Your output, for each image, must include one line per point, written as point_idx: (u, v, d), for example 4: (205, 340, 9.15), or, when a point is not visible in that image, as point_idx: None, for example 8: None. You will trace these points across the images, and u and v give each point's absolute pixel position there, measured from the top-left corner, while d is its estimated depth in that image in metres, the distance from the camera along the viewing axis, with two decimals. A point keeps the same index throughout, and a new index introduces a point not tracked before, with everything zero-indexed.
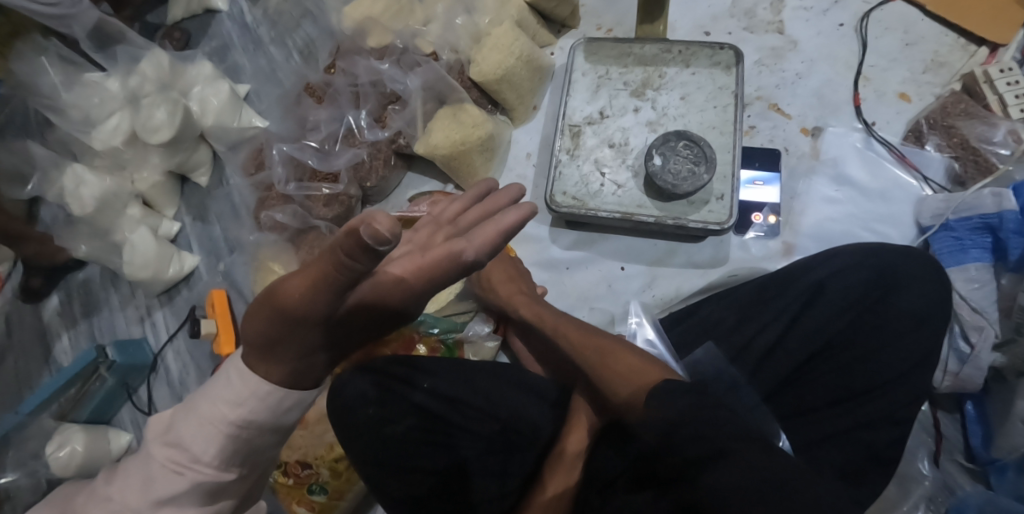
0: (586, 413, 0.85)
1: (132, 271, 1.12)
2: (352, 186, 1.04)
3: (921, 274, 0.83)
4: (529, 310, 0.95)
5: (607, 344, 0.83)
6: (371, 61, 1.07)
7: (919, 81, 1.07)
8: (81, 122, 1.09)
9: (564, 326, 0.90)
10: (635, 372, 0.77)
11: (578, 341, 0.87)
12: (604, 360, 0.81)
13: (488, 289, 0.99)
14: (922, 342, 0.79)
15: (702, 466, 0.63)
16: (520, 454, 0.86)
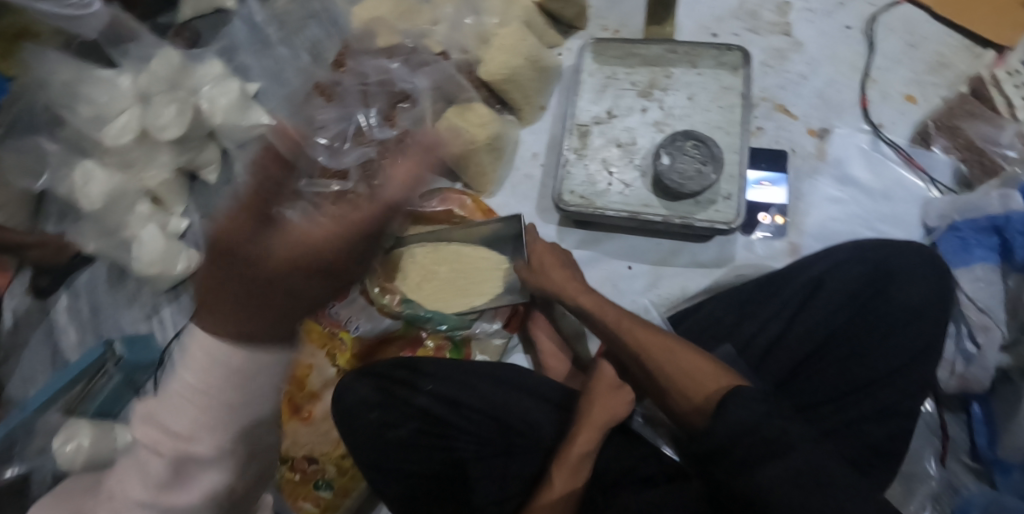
0: (598, 412, 0.81)
1: (140, 268, 1.12)
2: (360, 184, 1.03)
3: (916, 267, 0.81)
4: (585, 300, 0.87)
5: (662, 338, 0.78)
6: (379, 60, 1.06)
7: (923, 83, 1.08)
8: (92, 120, 1.08)
9: (619, 316, 0.84)
10: (698, 368, 0.73)
11: (637, 332, 0.80)
12: (667, 357, 0.76)
13: (536, 276, 0.92)
14: (923, 333, 0.77)
15: (752, 465, 0.62)
16: (521, 457, 0.86)
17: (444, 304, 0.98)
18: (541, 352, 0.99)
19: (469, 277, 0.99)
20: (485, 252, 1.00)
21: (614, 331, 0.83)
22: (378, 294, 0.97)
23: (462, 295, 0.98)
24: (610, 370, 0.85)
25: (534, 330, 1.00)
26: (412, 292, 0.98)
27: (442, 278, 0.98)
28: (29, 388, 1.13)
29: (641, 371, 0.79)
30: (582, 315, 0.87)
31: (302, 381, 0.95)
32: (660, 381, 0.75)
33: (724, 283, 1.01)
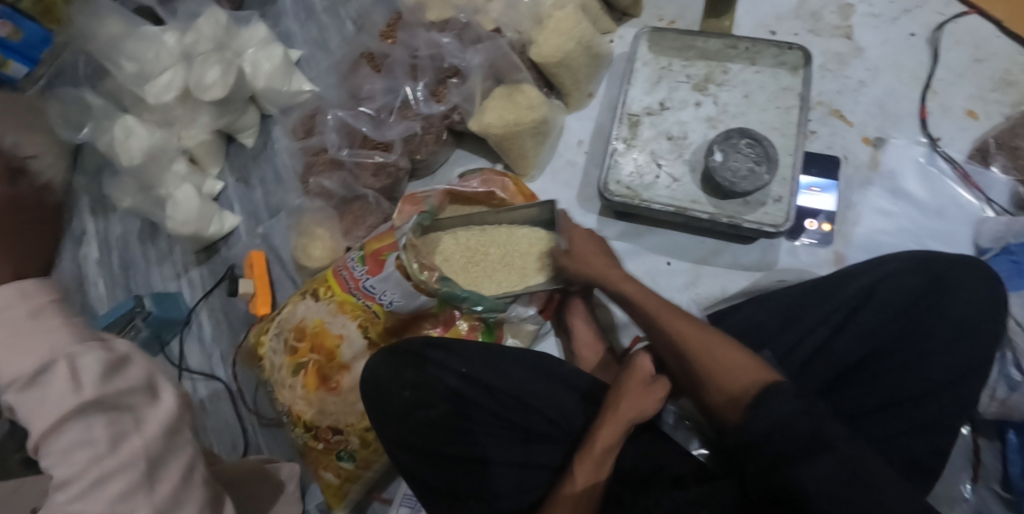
0: (627, 406, 0.78)
1: (174, 226, 1.12)
2: (402, 157, 1.04)
3: (973, 280, 0.78)
4: (630, 289, 0.86)
5: (705, 333, 0.76)
6: (432, 34, 1.05)
7: (987, 99, 1.04)
8: (136, 76, 1.08)
9: (662, 308, 0.82)
10: (739, 363, 0.71)
11: (679, 326, 0.79)
12: (706, 351, 0.74)
13: (578, 264, 0.90)
14: (973, 352, 0.74)
15: (794, 460, 0.61)
16: (542, 446, 0.84)
17: (494, 283, 0.96)
18: (576, 341, 1.00)
19: (512, 262, 0.97)
20: (530, 238, 0.98)
21: (654, 323, 0.82)
22: (415, 269, 0.88)
23: (518, 277, 0.97)
24: (645, 364, 0.81)
25: (571, 317, 1.00)
26: (452, 272, 0.96)
27: (485, 262, 0.97)
28: None
29: (678, 365, 0.78)
30: (624, 302, 0.87)
31: (332, 351, 0.93)
32: (698, 373, 0.74)
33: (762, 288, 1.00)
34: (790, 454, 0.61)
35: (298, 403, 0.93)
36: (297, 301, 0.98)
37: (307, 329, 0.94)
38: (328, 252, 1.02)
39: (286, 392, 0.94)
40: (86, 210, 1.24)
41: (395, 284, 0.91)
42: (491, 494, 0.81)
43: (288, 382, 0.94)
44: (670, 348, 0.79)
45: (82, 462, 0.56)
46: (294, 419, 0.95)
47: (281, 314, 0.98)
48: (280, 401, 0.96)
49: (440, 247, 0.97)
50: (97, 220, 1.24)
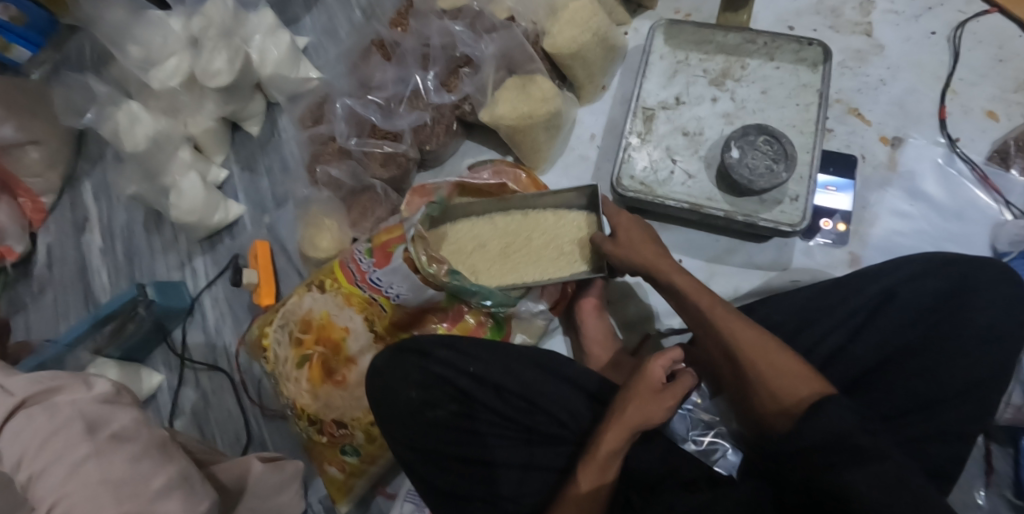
0: (631, 412, 0.74)
1: (178, 215, 1.10)
2: (412, 148, 1.03)
3: (997, 285, 0.77)
4: (680, 279, 0.80)
5: (757, 333, 0.72)
6: (444, 22, 1.02)
7: (1008, 100, 1.02)
8: (142, 61, 1.08)
9: (715, 304, 0.76)
10: (790, 370, 0.69)
11: (735, 327, 0.73)
12: (762, 353, 0.71)
13: (624, 250, 0.84)
14: (992, 357, 0.74)
15: (839, 467, 0.60)
16: (547, 447, 0.83)
17: (519, 271, 0.93)
18: (586, 336, 0.98)
19: (550, 250, 0.94)
20: (568, 225, 0.95)
21: (707, 320, 0.76)
22: (424, 262, 0.86)
23: (541, 265, 0.93)
24: (658, 371, 0.75)
25: (580, 313, 0.99)
26: (488, 260, 0.94)
27: (523, 250, 0.94)
28: (60, 323, 1.17)
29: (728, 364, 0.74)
30: (672, 293, 0.81)
31: (338, 344, 0.92)
32: (749, 376, 0.71)
33: (776, 288, 0.98)
34: (841, 466, 0.60)
35: (302, 397, 0.92)
36: (304, 292, 0.97)
37: (313, 322, 0.93)
38: (334, 243, 1.01)
39: (290, 385, 0.92)
40: (90, 197, 1.23)
41: (402, 277, 0.88)
42: (495, 495, 0.81)
43: (293, 375, 0.92)
44: (720, 348, 0.75)
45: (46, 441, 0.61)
46: (298, 412, 0.93)
47: (286, 306, 0.97)
48: (285, 394, 0.94)
49: (475, 235, 0.95)
50: (100, 208, 1.22)
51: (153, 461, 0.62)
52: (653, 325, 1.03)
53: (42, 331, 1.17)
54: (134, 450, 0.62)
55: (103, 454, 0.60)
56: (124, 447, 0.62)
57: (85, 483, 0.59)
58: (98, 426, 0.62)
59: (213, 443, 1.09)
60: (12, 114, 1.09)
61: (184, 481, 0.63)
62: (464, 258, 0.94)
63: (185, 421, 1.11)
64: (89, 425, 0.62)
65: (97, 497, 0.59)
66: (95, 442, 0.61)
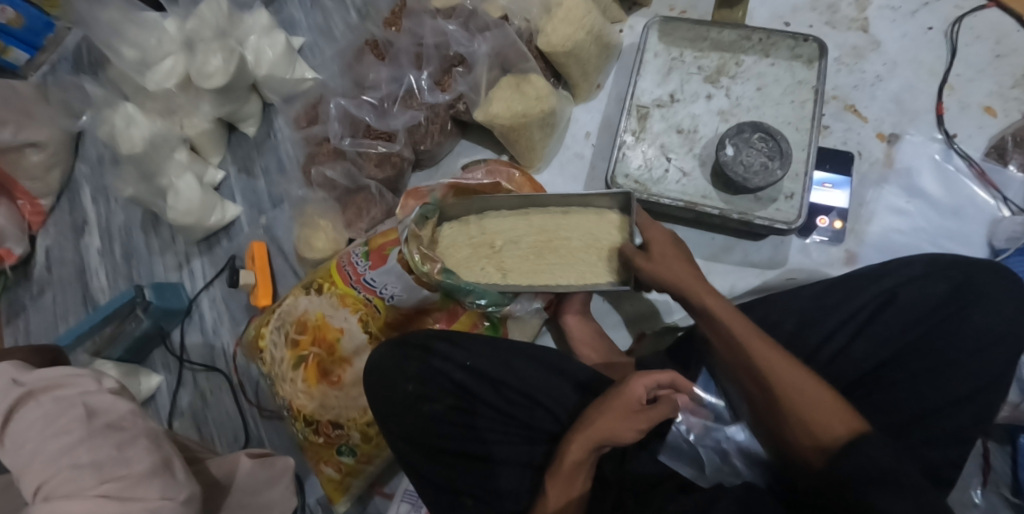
0: (598, 425, 0.71)
1: (175, 217, 1.11)
2: (406, 148, 1.02)
3: (997, 288, 0.77)
4: (715, 302, 0.74)
5: (797, 367, 0.68)
6: (437, 22, 1.02)
7: (1007, 96, 1.01)
8: (138, 63, 1.09)
9: (751, 333, 0.71)
10: (827, 403, 0.65)
11: (773, 360, 0.68)
12: (797, 389, 0.66)
13: (655, 268, 0.79)
14: (995, 361, 0.74)
15: (869, 495, 0.59)
16: (545, 445, 0.83)
17: (549, 273, 0.91)
18: (572, 338, 0.98)
19: (589, 252, 0.91)
20: (607, 227, 0.91)
21: (744, 349, 0.71)
22: (417, 261, 0.85)
23: (573, 268, 0.90)
24: (638, 390, 0.73)
25: (563, 313, 0.99)
26: (521, 259, 0.92)
27: (559, 250, 0.92)
28: (60, 325, 1.17)
29: (760, 393, 0.70)
30: (706, 318, 0.75)
31: (333, 344, 0.92)
32: (784, 411, 0.67)
33: (773, 285, 0.98)
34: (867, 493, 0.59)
35: (299, 397, 0.93)
36: (299, 294, 0.97)
37: (309, 322, 0.93)
38: (330, 243, 1.01)
39: (287, 386, 0.93)
40: (88, 198, 1.23)
41: (397, 278, 0.89)
42: (493, 493, 0.80)
43: (289, 376, 0.93)
44: (751, 376, 0.71)
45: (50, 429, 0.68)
46: (294, 413, 0.94)
47: (282, 307, 0.97)
48: (281, 394, 0.95)
49: (509, 231, 0.93)
50: (98, 209, 1.23)
51: (138, 450, 0.69)
52: (648, 324, 1.03)
53: (42, 333, 1.17)
54: (123, 437, 0.69)
55: (93, 438, 0.68)
56: (112, 434, 0.69)
57: (73, 463, 0.66)
58: (95, 414, 0.70)
59: (212, 444, 1.09)
60: (11, 117, 1.10)
61: (164, 469, 0.69)
62: (496, 255, 0.93)
63: (184, 422, 1.11)
64: (88, 414, 0.69)
65: (81, 476, 0.66)
66: (90, 426, 0.68)
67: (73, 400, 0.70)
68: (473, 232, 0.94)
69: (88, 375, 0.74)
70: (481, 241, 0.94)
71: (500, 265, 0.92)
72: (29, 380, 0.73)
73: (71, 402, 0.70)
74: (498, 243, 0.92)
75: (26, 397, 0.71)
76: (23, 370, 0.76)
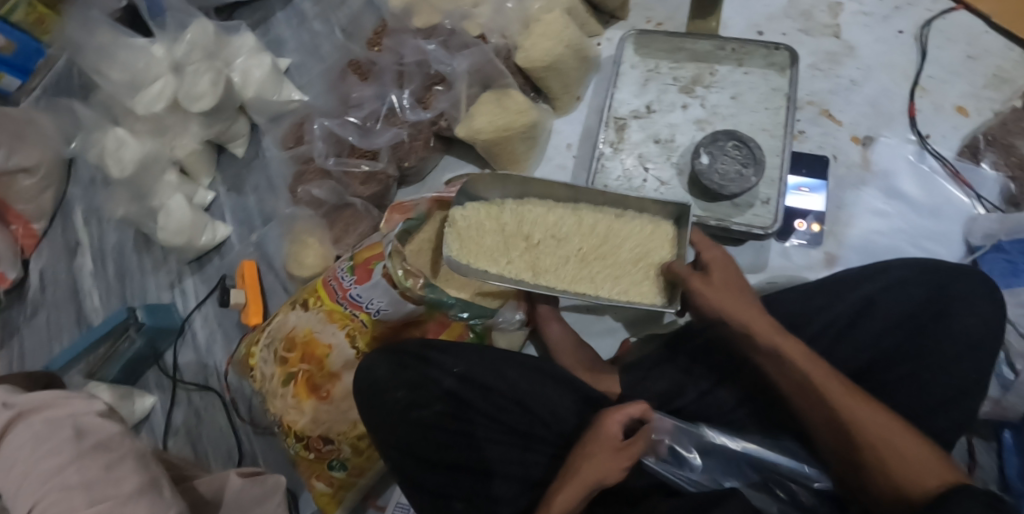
0: (587, 470, 0.71)
1: (166, 237, 1.13)
2: (390, 165, 1.04)
3: (978, 291, 0.78)
4: (785, 342, 0.75)
5: (882, 414, 0.69)
6: (418, 41, 1.05)
7: (979, 96, 1.03)
8: (127, 86, 1.12)
9: (828, 377, 0.72)
10: (915, 452, 0.66)
11: (854, 407, 0.70)
12: (884, 434, 0.68)
13: (718, 300, 0.80)
14: (973, 366, 0.75)
15: None
16: (539, 452, 0.83)
17: (586, 275, 0.92)
18: (554, 348, 0.99)
19: (637, 266, 0.91)
20: (660, 241, 0.92)
21: (816, 391, 0.72)
22: (401, 276, 0.88)
23: (613, 274, 0.91)
24: (613, 428, 0.74)
25: (545, 325, 1.00)
26: (558, 259, 0.92)
27: (604, 257, 0.92)
28: (54, 346, 1.19)
29: (837, 439, 0.71)
30: (773, 358, 0.75)
31: (322, 360, 0.94)
32: (868, 460, 0.68)
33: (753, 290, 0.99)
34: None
35: (289, 412, 0.94)
36: (289, 310, 0.99)
37: (297, 339, 0.95)
38: (319, 260, 1.02)
39: (277, 402, 0.95)
40: (80, 220, 1.25)
41: (383, 292, 0.91)
42: (488, 505, 0.80)
43: (279, 392, 0.95)
44: (827, 421, 0.72)
45: (40, 451, 0.71)
46: (286, 428, 0.95)
47: (272, 323, 0.99)
48: (273, 410, 0.97)
49: (549, 228, 0.94)
50: (91, 231, 1.24)
51: (125, 469, 0.72)
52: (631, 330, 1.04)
53: (37, 355, 1.19)
54: (110, 458, 0.72)
55: (81, 459, 0.71)
56: (100, 455, 0.72)
57: (62, 485, 0.69)
58: (84, 435, 0.73)
59: (207, 462, 1.10)
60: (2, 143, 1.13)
61: (152, 488, 0.72)
62: (531, 249, 0.93)
63: (178, 441, 1.12)
64: (77, 434, 0.73)
65: (70, 497, 0.68)
66: (78, 448, 0.71)
67: (63, 422, 0.73)
68: (507, 220, 0.94)
69: (79, 398, 0.78)
70: (516, 232, 0.94)
71: (533, 261, 0.93)
72: (20, 402, 0.76)
73: (61, 424, 0.73)
74: (537, 239, 0.92)
75: (17, 420, 0.75)
76: (15, 393, 0.79)
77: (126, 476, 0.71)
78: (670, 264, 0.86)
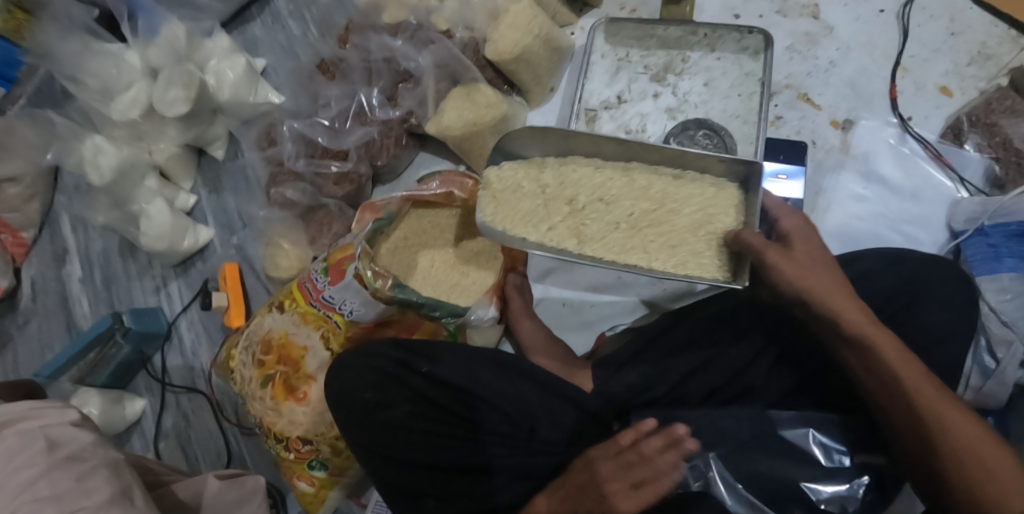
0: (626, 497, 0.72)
1: (149, 242, 1.14)
2: (362, 164, 1.03)
3: (946, 282, 0.76)
4: (876, 335, 0.70)
5: (972, 422, 0.65)
6: (384, 38, 1.03)
7: (962, 74, 1.00)
8: (102, 93, 1.12)
9: (920, 379, 0.68)
10: (999, 462, 0.63)
11: (942, 405, 0.66)
12: (970, 440, 0.64)
13: (800, 282, 0.73)
14: (944, 361, 0.73)
15: None
16: (541, 454, 0.82)
17: (642, 242, 0.86)
18: (525, 344, 0.99)
19: (698, 235, 0.85)
20: (724, 205, 0.85)
21: (898, 384, 0.68)
22: (370, 277, 0.87)
23: (672, 241, 0.86)
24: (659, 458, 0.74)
25: (516, 322, 1.00)
26: (609, 225, 0.87)
27: (660, 224, 0.86)
28: (46, 353, 1.21)
29: (919, 448, 0.67)
30: (860, 349, 0.71)
31: (298, 362, 0.95)
32: (948, 472, 0.64)
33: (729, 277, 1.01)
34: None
35: (268, 414, 0.95)
36: (266, 312, 1.00)
37: (273, 342, 0.96)
38: (295, 261, 1.02)
39: (256, 404, 0.96)
40: (67, 226, 1.26)
41: (354, 293, 0.90)
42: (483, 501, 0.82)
43: (258, 394, 0.96)
44: (905, 421, 0.68)
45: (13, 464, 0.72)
46: (266, 430, 0.97)
47: (250, 327, 1.00)
48: (253, 412, 0.98)
49: (597, 189, 0.88)
50: (78, 238, 1.26)
51: (97, 479, 0.73)
52: (607, 323, 1.04)
53: (30, 362, 1.21)
54: (82, 468, 0.73)
55: (53, 471, 0.72)
56: (72, 466, 0.73)
57: (33, 498, 0.70)
58: (56, 447, 0.74)
59: (197, 464, 1.12)
60: None
61: (123, 498, 0.73)
62: (575, 213, 0.88)
63: (169, 444, 1.14)
64: (50, 446, 0.74)
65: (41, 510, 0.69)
66: (50, 459, 0.72)
67: (35, 434, 0.75)
68: (547, 180, 0.89)
69: (52, 409, 0.79)
70: (558, 194, 0.89)
71: (580, 226, 0.88)
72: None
73: (33, 437, 0.74)
74: (582, 203, 0.87)
75: None
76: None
77: (98, 487, 0.72)
78: (739, 234, 0.79)
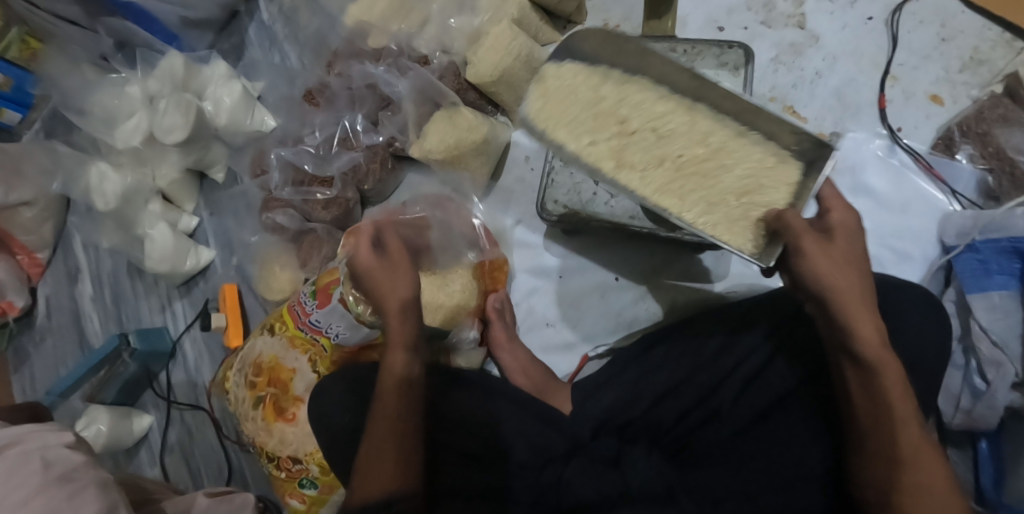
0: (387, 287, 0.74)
1: (151, 264, 1.18)
2: (348, 189, 1.05)
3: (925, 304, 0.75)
4: (887, 360, 0.66)
5: (938, 470, 0.65)
6: (365, 66, 1.06)
7: (953, 81, 0.97)
8: (104, 121, 1.17)
9: (910, 419, 0.66)
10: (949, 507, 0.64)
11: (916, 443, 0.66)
12: (926, 483, 0.65)
13: (832, 283, 0.67)
14: (919, 386, 0.72)
15: None
16: (519, 477, 0.79)
17: (683, 190, 0.74)
18: (508, 368, 0.99)
19: (740, 201, 0.73)
20: (779, 182, 0.73)
21: (882, 413, 0.66)
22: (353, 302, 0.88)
23: (717, 199, 0.74)
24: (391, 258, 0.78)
25: (497, 346, 1.00)
26: (652, 157, 0.75)
27: (707, 175, 0.74)
28: (60, 369, 1.27)
29: (881, 474, 0.67)
30: (864, 370, 0.67)
31: (287, 384, 0.97)
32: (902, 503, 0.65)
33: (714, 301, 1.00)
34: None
35: (260, 434, 0.98)
36: (258, 335, 1.03)
37: (264, 364, 0.99)
38: (286, 283, 1.05)
39: (249, 424, 0.99)
40: (79, 248, 1.32)
41: (340, 317, 0.93)
42: None
43: (250, 414, 0.98)
44: (879, 449, 0.67)
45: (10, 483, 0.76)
46: (259, 449, 0.99)
47: (243, 349, 1.03)
48: (246, 431, 1.01)
49: (653, 115, 0.75)
50: (89, 258, 1.31)
51: (86, 497, 0.76)
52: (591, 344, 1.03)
53: (46, 379, 1.27)
54: (73, 487, 0.76)
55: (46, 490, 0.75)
56: (64, 484, 0.76)
57: None
58: (51, 465, 0.78)
59: (200, 478, 1.16)
60: None
61: None
62: (621, 135, 0.75)
63: (174, 458, 1.19)
64: (45, 465, 0.78)
65: None
66: (44, 478, 0.76)
67: (32, 453, 0.78)
68: (605, 92, 0.76)
69: (48, 430, 0.83)
70: (611, 109, 0.76)
71: (619, 152, 0.75)
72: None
73: (30, 457, 0.78)
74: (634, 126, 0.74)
75: None
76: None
77: (89, 504, 0.76)
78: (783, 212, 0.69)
